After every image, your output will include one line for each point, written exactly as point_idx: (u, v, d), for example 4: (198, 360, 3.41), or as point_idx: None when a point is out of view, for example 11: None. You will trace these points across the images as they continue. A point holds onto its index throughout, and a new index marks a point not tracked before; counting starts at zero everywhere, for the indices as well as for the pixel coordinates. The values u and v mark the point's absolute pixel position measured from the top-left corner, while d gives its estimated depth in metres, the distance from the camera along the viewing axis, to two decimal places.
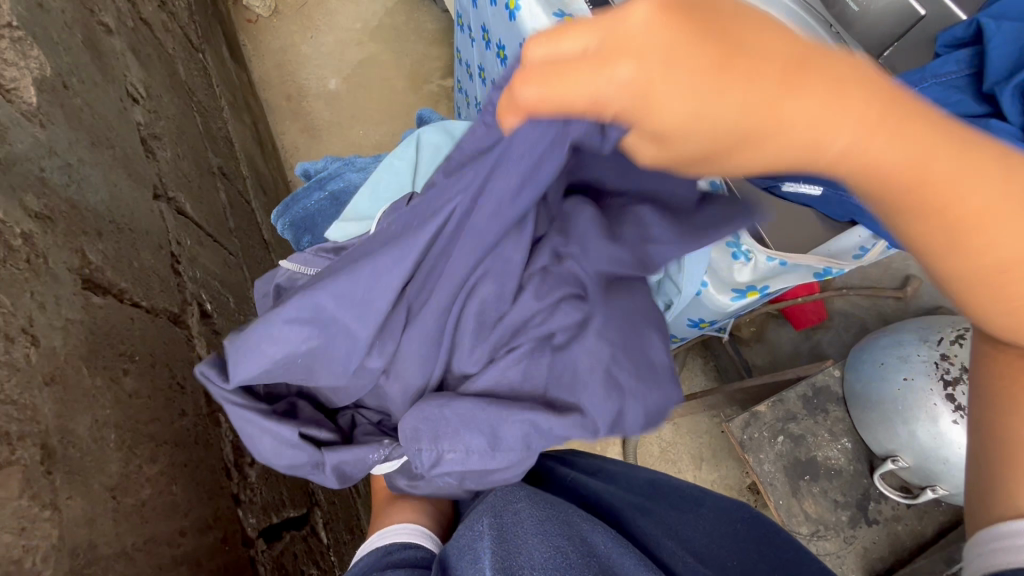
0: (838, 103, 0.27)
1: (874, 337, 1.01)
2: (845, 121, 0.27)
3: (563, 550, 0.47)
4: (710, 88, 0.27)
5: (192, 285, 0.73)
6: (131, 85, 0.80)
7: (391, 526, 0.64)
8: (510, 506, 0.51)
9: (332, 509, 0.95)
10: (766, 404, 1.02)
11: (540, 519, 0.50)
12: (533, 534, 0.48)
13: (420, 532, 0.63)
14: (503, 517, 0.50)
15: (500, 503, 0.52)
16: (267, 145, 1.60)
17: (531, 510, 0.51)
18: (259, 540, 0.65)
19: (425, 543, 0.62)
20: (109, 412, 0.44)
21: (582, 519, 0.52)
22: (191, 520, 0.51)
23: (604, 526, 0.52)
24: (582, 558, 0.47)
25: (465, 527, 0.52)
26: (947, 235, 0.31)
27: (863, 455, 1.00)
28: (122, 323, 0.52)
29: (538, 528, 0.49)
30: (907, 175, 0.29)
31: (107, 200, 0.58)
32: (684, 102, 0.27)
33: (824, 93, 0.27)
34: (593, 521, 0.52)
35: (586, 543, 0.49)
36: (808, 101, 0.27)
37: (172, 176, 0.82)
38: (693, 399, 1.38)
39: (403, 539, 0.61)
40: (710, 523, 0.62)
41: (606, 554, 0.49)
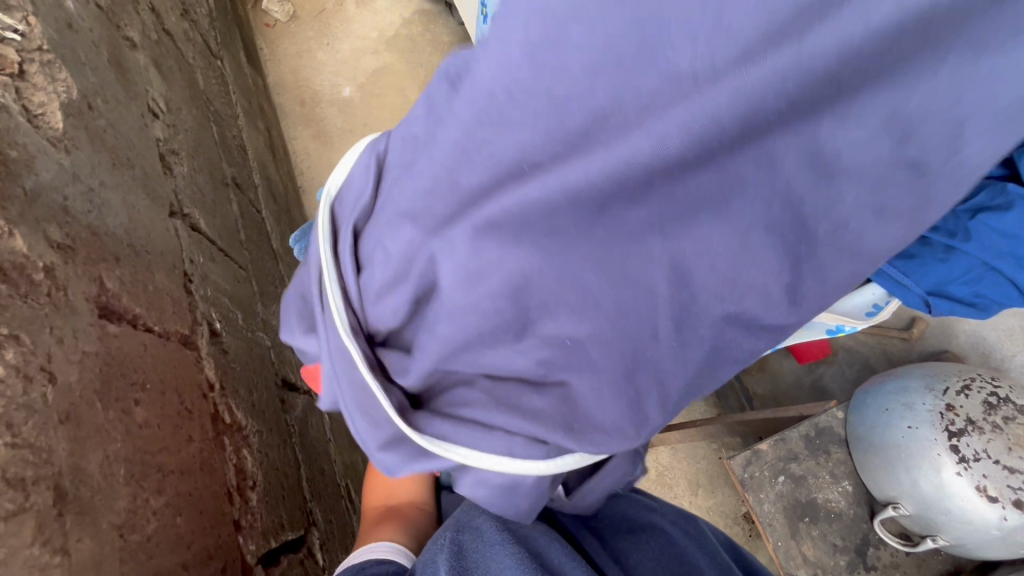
0: None
1: (879, 380, 1.01)
2: None
3: (520, 559, 0.52)
4: None
5: (203, 304, 0.73)
6: (152, 100, 0.80)
7: (370, 543, 0.65)
8: (473, 523, 0.56)
9: (328, 527, 0.95)
10: (767, 443, 1.02)
11: (497, 529, 0.55)
12: (493, 545, 0.53)
13: (393, 548, 0.64)
14: (463, 534, 0.56)
15: (464, 521, 0.57)
16: (279, 151, 1.61)
17: (490, 521, 0.56)
18: (258, 566, 0.64)
19: (400, 558, 0.63)
20: (120, 446, 0.44)
21: (540, 534, 0.57)
22: (194, 552, 0.51)
23: (562, 543, 0.57)
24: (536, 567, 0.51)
25: (431, 543, 0.57)
26: None
27: (863, 499, 1.00)
28: (136, 349, 0.52)
29: (497, 540, 0.54)
30: None
31: (127, 223, 0.58)
32: None
33: None
34: (551, 536, 0.57)
35: (540, 559, 0.54)
36: None
37: (188, 192, 0.83)
38: (692, 427, 1.38)
39: (377, 556, 0.62)
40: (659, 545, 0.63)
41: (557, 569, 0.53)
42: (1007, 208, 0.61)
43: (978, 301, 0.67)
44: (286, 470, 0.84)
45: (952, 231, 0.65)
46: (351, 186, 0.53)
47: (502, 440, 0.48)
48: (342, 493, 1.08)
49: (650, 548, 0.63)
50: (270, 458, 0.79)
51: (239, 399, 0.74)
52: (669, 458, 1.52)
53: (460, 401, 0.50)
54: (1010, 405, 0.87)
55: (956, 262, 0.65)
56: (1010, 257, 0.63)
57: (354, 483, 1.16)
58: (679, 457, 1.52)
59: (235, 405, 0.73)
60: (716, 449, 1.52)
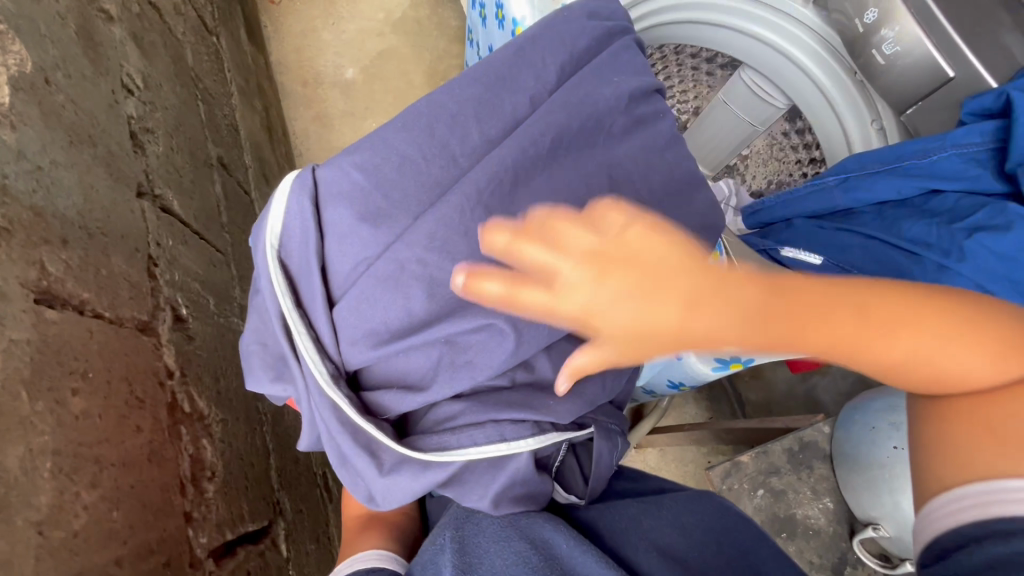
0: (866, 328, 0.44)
1: (865, 396, 0.98)
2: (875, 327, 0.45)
3: (525, 557, 0.53)
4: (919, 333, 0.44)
5: (167, 289, 0.71)
6: (127, 75, 0.78)
7: (357, 554, 0.64)
8: (472, 518, 0.57)
9: (296, 517, 0.94)
10: (749, 455, 1.00)
11: (501, 526, 0.56)
12: (497, 540, 0.54)
13: (387, 556, 0.63)
14: (464, 529, 0.56)
15: (461, 516, 0.58)
16: (277, 131, 1.58)
17: (491, 517, 0.57)
18: (210, 560, 0.63)
19: (391, 565, 0.62)
20: (48, 438, 0.44)
21: (542, 520, 0.56)
22: (132, 546, 0.50)
23: (566, 525, 0.56)
24: (544, 561, 0.52)
25: (429, 542, 0.57)
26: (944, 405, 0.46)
27: (845, 517, 0.97)
28: (79, 336, 0.50)
29: (500, 534, 0.55)
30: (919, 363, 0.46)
31: (80, 204, 0.56)
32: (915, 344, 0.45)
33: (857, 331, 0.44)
34: (554, 521, 0.56)
35: (546, 545, 0.54)
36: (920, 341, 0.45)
37: (161, 171, 0.80)
38: (680, 431, 1.36)
39: (369, 565, 0.61)
40: (673, 512, 0.60)
41: (564, 555, 0.53)
42: (1006, 228, 0.60)
43: None
44: (252, 460, 0.82)
45: (947, 249, 0.63)
46: (294, 236, 0.55)
47: (490, 432, 0.54)
48: (317, 482, 1.07)
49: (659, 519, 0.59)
50: (233, 448, 0.77)
51: (202, 387, 0.72)
52: (657, 460, 1.50)
53: (446, 415, 0.56)
54: None
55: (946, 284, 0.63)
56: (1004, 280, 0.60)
57: (332, 472, 1.15)
58: (666, 459, 1.50)
59: (197, 393, 0.71)
60: (706, 455, 1.50)
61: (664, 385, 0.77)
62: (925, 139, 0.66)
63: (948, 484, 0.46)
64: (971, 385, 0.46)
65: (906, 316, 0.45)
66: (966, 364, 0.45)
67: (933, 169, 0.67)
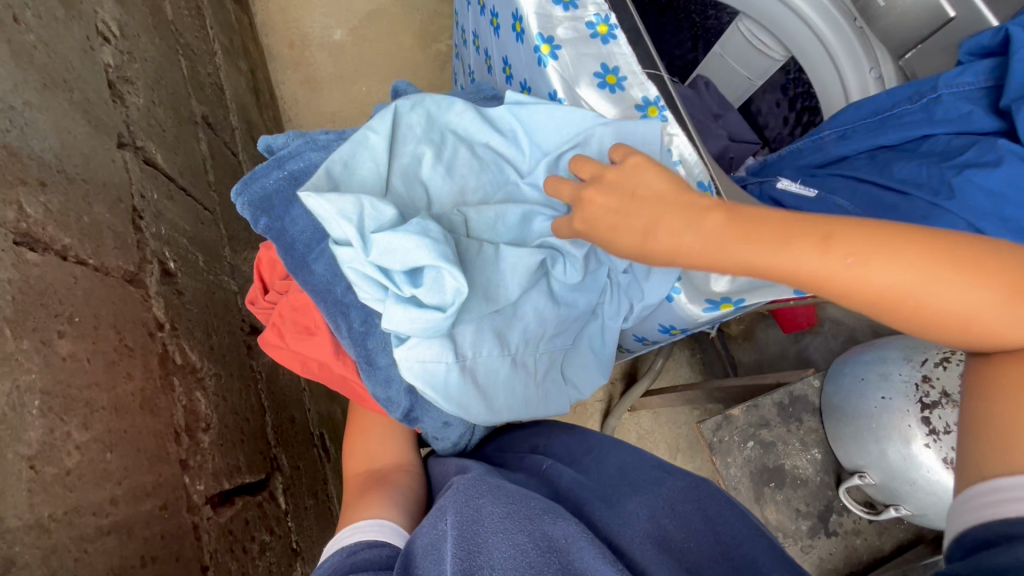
0: (907, 260, 0.41)
1: (856, 350, 0.99)
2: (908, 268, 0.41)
3: (522, 549, 0.44)
4: (873, 257, 0.42)
5: (155, 243, 0.69)
6: (102, 22, 0.75)
7: (357, 523, 0.59)
8: (473, 503, 0.49)
9: (294, 473, 0.94)
10: (740, 408, 1.01)
11: (502, 515, 0.48)
12: (496, 532, 0.46)
13: (387, 530, 0.58)
14: (465, 513, 0.48)
15: (462, 500, 0.50)
16: (264, 94, 1.54)
17: (495, 505, 0.49)
18: (208, 506, 0.64)
19: (391, 540, 0.57)
20: (35, 376, 0.44)
21: (543, 511, 0.48)
22: (127, 488, 0.50)
23: (576, 520, 0.48)
24: (543, 555, 0.44)
25: (428, 522, 0.50)
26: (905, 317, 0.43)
27: (831, 467, 0.99)
28: (63, 282, 0.50)
29: (500, 525, 0.47)
30: (853, 287, 0.42)
31: (57, 148, 0.55)
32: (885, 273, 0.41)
33: (885, 254, 0.41)
34: (563, 514, 0.48)
35: (546, 537, 0.46)
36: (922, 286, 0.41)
37: (143, 124, 0.78)
38: (674, 391, 1.37)
39: (365, 538, 0.56)
40: (668, 502, 0.54)
41: (566, 548, 0.45)
42: (995, 164, 0.57)
43: None
44: (247, 414, 0.82)
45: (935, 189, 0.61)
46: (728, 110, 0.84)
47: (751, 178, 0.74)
48: (314, 442, 1.08)
49: (650, 503, 0.54)
50: (227, 402, 0.77)
51: (193, 340, 0.71)
52: (650, 422, 1.52)
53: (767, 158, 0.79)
54: None
55: (937, 222, 0.59)
56: (994, 217, 0.57)
57: (328, 434, 1.16)
58: (659, 422, 1.52)
59: (188, 346, 0.70)
60: (699, 415, 1.52)
61: (656, 331, 0.78)
62: (918, 83, 0.68)
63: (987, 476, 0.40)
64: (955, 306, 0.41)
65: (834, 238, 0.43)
66: (962, 294, 0.40)
67: (930, 113, 0.66)
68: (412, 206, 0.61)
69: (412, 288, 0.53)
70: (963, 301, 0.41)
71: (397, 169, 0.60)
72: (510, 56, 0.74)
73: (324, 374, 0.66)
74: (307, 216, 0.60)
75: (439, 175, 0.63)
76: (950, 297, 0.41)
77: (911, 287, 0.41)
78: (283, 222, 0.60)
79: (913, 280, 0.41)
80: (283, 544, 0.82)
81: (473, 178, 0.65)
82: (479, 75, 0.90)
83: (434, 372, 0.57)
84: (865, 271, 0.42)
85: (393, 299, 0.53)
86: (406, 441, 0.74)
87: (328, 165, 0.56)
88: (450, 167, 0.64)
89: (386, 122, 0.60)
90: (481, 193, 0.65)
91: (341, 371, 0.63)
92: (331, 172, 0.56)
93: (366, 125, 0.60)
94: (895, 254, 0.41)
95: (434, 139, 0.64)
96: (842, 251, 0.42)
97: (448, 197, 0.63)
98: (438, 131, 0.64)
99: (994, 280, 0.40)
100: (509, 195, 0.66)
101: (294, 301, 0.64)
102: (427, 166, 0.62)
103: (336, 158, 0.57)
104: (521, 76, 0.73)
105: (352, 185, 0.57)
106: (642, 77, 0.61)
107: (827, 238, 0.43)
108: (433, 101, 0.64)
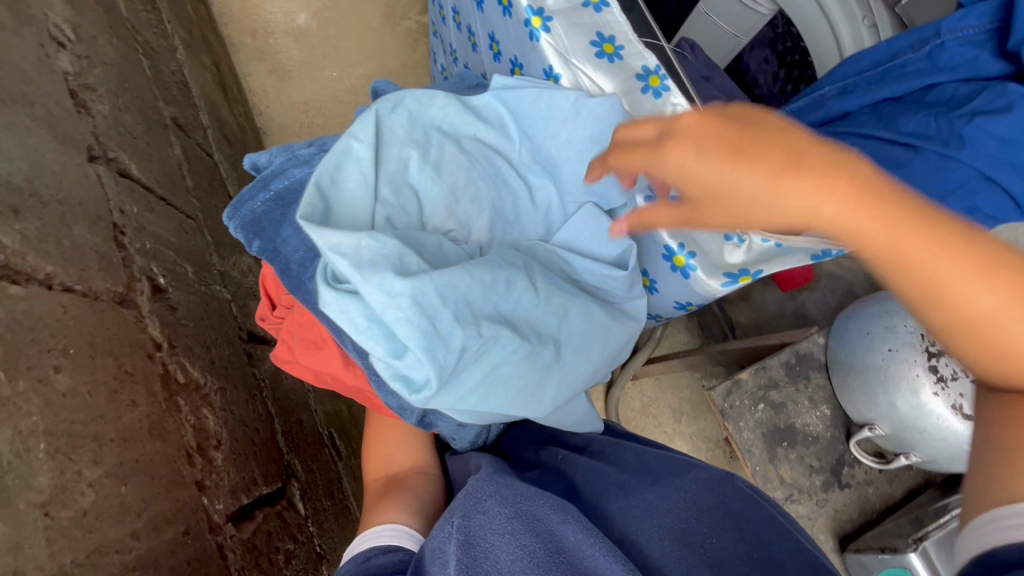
0: (997, 282, 0.35)
1: (861, 303, 0.99)
2: (989, 290, 0.35)
3: (531, 551, 0.44)
4: (971, 270, 0.35)
5: (140, 259, 0.66)
6: (54, 27, 0.70)
7: (373, 528, 0.58)
8: (480, 506, 0.48)
9: (309, 477, 0.93)
10: (748, 372, 1.02)
11: (509, 517, 0.47)
12: (504, 534, 0.46)
13: (402, 533, 0.56)
14: (471, 519, 0.47)
15: (469, 502, 0.49)
16: (232, 89, 1.46)
17: (501, 506, 0.48)
18: (229, 525, 0.62)
19: (407, 543, 0.56)
20: (37, 419, 0.42)
21: (551, 509, 0.47)
22: (148, 519, 0.49)
23: (577, 513, 0.47)
24: (550, 556, 0.44)
25: (437, 526, 0.49)
26: (957, 324, 0.36)
27: (841, 421, 1.01)
28: (52, 313, 0.48)
29: (507, 528, 0.46)
30: (920, 272, 0.36)
31: (26, 169, 0.52)
32: (978, 289, 0.35)
33: (979, 270, 0.35)
34: (564, 509, 0.47)
35: (553, 537, 0.45)
36: (996, 302, 0.35)
37: (111, 133, 0.74)
38: (677, 357, 1.37)
39: (383, 543, 0.55)
40: (691, 495, 0.52)
41: (574, 548, 0.44)
42: (1007, 110, 0.56)
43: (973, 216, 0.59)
44: (255, 425, 0.80)
45: (945, 139, 0.59)
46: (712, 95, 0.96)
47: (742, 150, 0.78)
48: (324, 441, 1.06)
49: (671, 497, 0.52)
50: (235, 415, 0.75)
51: (193, 357, 0.69)
52: (653, 389, 1.53)
53: None
54: None
55: (950, 174, 0.59)
56: (1004, 164, 0.57)
57: (337, 431, 1.14)
58: (662, 387, 1.53)
59: (189, 362, 0.67)
60: (701, 378, 1.53)
61: (671, 306, 0.77)
62: (921, 31, 0.66)
63: (984, 506, 0.36)
64: (993, 323, 0.36)
65: (975, 247, 0.35)
66: None
67: (935, 61, 0.64)
68: (404, 217, 0.54)
69: (395, 348, 0.47)
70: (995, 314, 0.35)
71: (384, 176, 0.54)
72: (497, 32, 0.70)
73: (338, 385, 0.64)
74: (298, 234, 0.56)
75: (428, 178, 0.56)
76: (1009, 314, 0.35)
77: (989, 304, 0.35)
78: (274, 243, 0.56)
79: (985, 294, 0.35)
80: (307, 550, 0.81)
81: (463, 176, 0.59)
82: (461, 53, 0.87)
83: (459, 403, 0.50)
84: (949, 263, 0.35)
85: (379, 362, 0.47)
86: (424, 441, 0.72)
87: (316, 179, 0.49)
88: (439, 168, 0.57)
89: (369, 127, 0.53)
90: (473, 191, 0.59)
91: (352, 382, 0.61)
92: (321, 187, 0.49)
93: (347, 132, 0.53)
94: (990, 277, 0.35)
95: (419, 139, 0.57)
96: (961, 254, 0.35)
97: (440, 201, 0.57)
98: (422, 130, 0.58)
99: None
100: (502, 188, 0.61)
101: (299, 317, 0.62)
102: (415, 170, 0.56)
103: (322, 171, 0.50)
104: (509, 54, 0.70)
105: (343, 209, 0.50)
106: (640, 44, 0.58)
107: (921, 223, 0.35)
108: (412, 99, 0.58)
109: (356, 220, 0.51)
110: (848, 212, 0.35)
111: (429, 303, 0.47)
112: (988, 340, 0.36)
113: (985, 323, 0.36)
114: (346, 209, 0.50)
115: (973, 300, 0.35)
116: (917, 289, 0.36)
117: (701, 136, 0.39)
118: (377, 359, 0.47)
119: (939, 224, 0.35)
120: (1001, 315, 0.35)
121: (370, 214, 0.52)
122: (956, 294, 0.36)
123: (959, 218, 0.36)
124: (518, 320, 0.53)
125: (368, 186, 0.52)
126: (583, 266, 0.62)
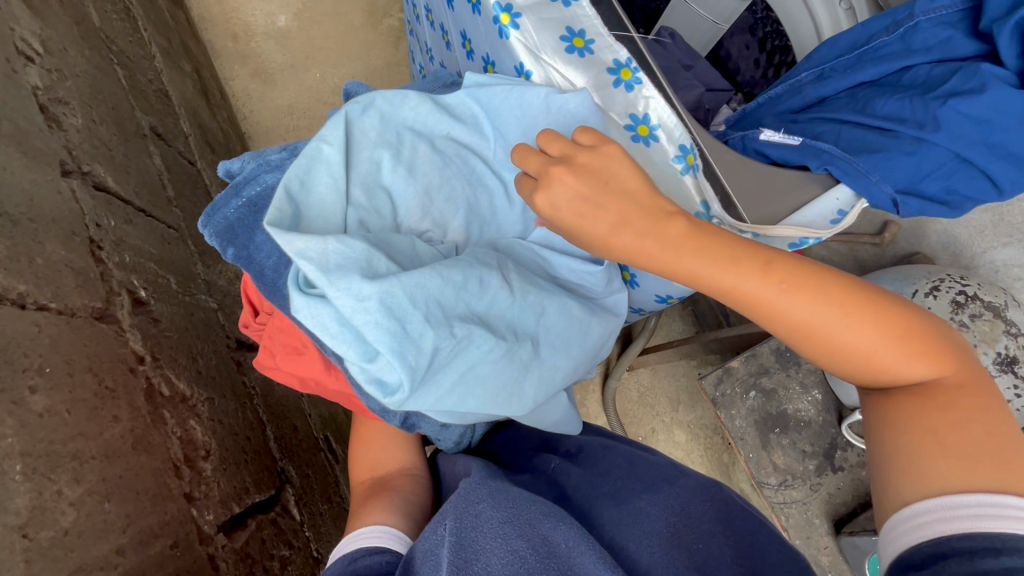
0: (799, 291, 0.45)
1: None
2: (794, 299, 0.45)
3: (521, 555, 0.44)
4: (777, 286, 0.45)
5: (119, 272, 0.65)
6: (21, 41, 0.69)
7: (358, 530, 0.58)
8: (473, 508, 0.48)
9: (304, 482, 0.93)
10: (739, 360, 1.03)
11: (501, 519, 0.47)
12: (494, 538, 0.46)
13: (389, 535, 0.56)
14: (463, 521, 0.47)
15: (461, 505, 0.49)
16: (215, 95, 1.45)
17: (494, 511, 0.48)
18: (220, 535, 0.62)
19: (395, 545, 0.56)
20: (13, 440, 0.42)
21: (542, 514, 0.47)
22: (133, 534, 0.49)
23: (574, 522, 0.47)
24: (541, 561, 0.44)
25: (428, 529, 0.49)
26: (782, 329, 0.47)
27: (832, 405, 1.01)
28: (26, 333, 0.47)
29: (497, 531, 0.46)
30: (738, 292, 0.46)
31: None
32: (785, 301, 0.45)
33: (783, 285, 0.45)
34: (557, 515, 0.47)
35: (545, 542, 0.45)
36: (802, 307, 0.45)
37: (86, 147, 0.73)
38: (670, 348, 1.33)
39: (371, 544, 0.55)
40: (682, 502, 0.53)
41: (562, 552, 0.44)
42: (980, 91, 0.56)
43: (949, 198, 0.60)
44: (246, 434, 0.80)
45: (919, 122, 0.59)
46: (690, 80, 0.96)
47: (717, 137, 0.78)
48: (320, 446, 1.06)
49: (663, 504, 0.52)
50: (224, 425, 0.75)
51: (178, 368, 0.68)
52: (649, 379, 1.53)
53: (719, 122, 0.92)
54: (977, 303, 0.88)
55: (924, 158, 0.58)
56: (980, 145, 0.57)
57: (333, 435, 1.14)
58: (658, 377, 1.53)
59: (174, 374, 0.67)
60: (696, 367, 1.54)
61: (652, 300, 0.77)
62: (894, 13, 0.66)
63: (907, 499, 0.43)
64: (809, 325, 0.46)
65: (772, 270, 0.46)
66: (848, 333, 0.45)
67: (909, 42, 0.64)
68: (379, 221, 0.54)
69: (367, 353, 0.47)
70: (806, 314, 0.45)
71: (356, 178, 0.53)
72: (469, 30, 0.70)
73: (323, 390, 0.64)
74: (271, 240, 0.55)
75: (401, 178, 0.56)
76: (812, 313, 0.45)
77: (799, 311, 0.45)
78: (248, 252, 0.55)
79: (793, 302, 0.45)
80: (303, 556, 0.81)
81: (437, 177, 0.58)
82: (436, 52, 0.86)
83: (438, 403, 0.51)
84: (755, 283, 0.45)
85: (355, 368, 0.47)
86: (412, 443, 0.72)
87: (284, 183, 0.49)
88: (412, 168, 0.57)
89: (339, 130, 0.53)
90: (448, 191, 0.59)
91: (334, 386, 0.61)
92: (289, 192, 0.49)
93: (317, 135, 0.52)
94: (789, 288, 0.45)
95: (392, 141, 0.57)
96: (779, 278, 0.45)
97: (415, 202, 0.57)
98: (394, 131, 0.57)
99: (864, 320, 0.45)
100: (477, 187, 0.61)
101: (279, 322, 0.61)
102: (388, 171, 0.56)
103: (291, 176, 0.50)
104: (481, 51, 0.69)
105: (313, 212, 0.50)
106: (610, 38, 0.58)
107: (726, 254, 0.46)
108: (383, 99, 0.57)
109: (329, 223, 0.50)
110: (670, 252, 0.46)
111: (400, 306, 0.46)
112: (810, 338, 0.46)
113: (806, 328, 0.46)
114: (317, 214, 0.50)
115: (784, 310, 0.46)
116: (744, 308, 0.47)
117: (563, 194, 0.47)
118: (350, 363, 0.47)
119: (737, 252, 0.46)
120: (809, 317, 0.45)
121: (343, 217, 0.51)
122: (773, 307, 0.46)
123: (757, 246, 0.47)
124: (493, 319, 0.52)
125: (339, 190, 0.51)
126: (562, 264, 0.62)
